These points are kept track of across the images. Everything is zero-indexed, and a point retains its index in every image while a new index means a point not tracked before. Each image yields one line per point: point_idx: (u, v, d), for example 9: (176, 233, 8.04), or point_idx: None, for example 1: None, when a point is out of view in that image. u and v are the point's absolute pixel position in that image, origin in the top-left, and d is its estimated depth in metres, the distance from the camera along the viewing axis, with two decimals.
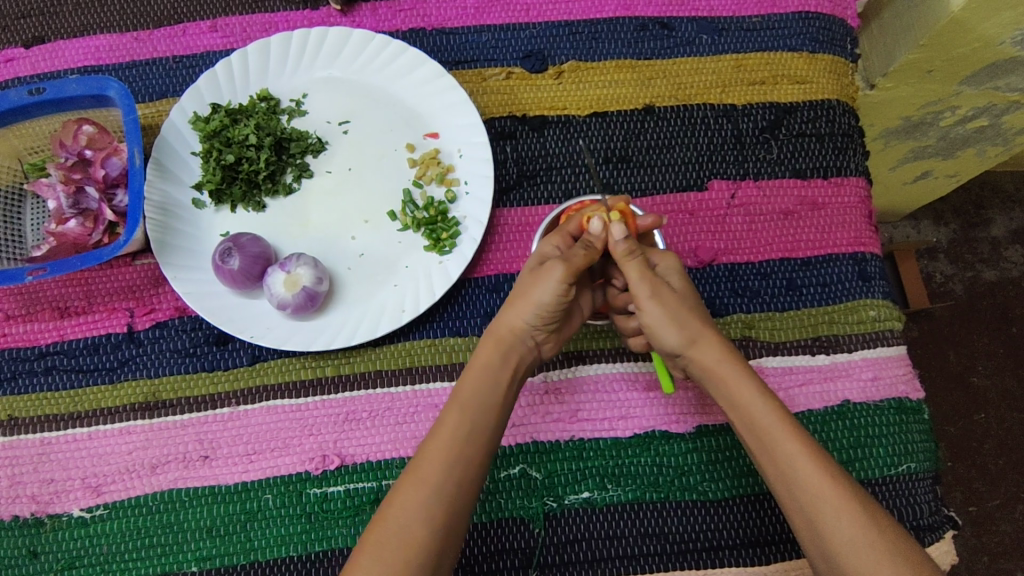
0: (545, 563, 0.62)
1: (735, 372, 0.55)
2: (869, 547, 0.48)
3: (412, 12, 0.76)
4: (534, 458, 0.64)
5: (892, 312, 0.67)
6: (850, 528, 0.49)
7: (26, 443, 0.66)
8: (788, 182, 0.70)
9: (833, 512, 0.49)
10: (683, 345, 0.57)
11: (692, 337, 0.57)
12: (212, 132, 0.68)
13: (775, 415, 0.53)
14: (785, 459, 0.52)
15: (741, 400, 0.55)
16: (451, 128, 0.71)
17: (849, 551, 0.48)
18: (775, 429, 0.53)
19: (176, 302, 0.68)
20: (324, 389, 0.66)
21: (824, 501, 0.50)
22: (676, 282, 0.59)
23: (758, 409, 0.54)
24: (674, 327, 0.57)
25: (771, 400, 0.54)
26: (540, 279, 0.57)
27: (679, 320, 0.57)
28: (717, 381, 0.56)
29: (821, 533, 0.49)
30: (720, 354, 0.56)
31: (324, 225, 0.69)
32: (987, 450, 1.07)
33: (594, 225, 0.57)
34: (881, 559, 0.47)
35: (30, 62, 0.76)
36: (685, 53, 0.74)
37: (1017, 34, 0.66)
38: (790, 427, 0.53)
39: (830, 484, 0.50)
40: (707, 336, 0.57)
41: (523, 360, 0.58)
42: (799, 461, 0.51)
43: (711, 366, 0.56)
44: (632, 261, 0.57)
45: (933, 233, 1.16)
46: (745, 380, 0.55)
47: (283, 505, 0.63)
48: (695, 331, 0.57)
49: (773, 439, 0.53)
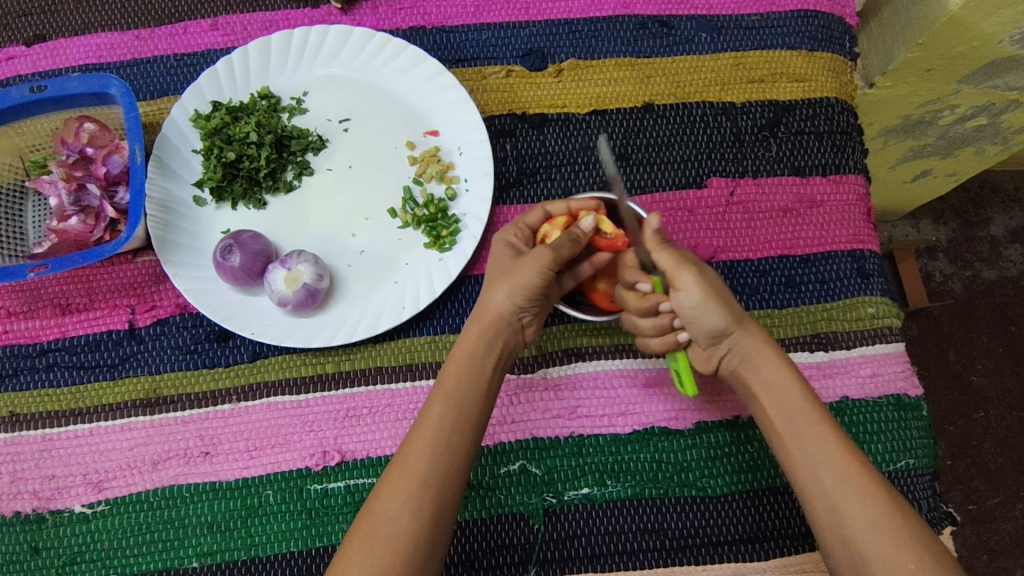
0: (544, 559, 0.62)
1: (772, 357, 0.56)
2: (890, 533, 0.48)
3: (412, 11, 0.76)
4: (534, 454, 0.64)
5: (891, 309, 0.67)
6: (874, 514, 0.49)
7: (26, 440, 0.66)
8: (787, 179, 0.71)
9: (858, 497, 0.49)
10: (725, 326, 0.56)
11: (738, 317, 0.57)
12: (213, 129, 0.69)
13: (809, 400, 0.54)
14: (817, 441, 0.52)
15: (777, 382, 0.55)
16: (451, 125, 0.71)
17: (871, 537, 0.48)
18: (809, 411, 0.54)
19: (177, 299, 0.69)
20: (324, 386, 0.66)
21: (853, 484, 0.50)
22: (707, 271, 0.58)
23: (793, 392, 0.55)
24: (721, 306, 0.56)
25: (804, 385, 0.55)
26: (525, 261, 0.56)
27: (723, 300, 0.56)
28: (753, 365, 0.56)
29: (845, 519, 0.49)
30: (761, 339, 0.57)
31: (325, 222, 0.69)
32: (986, 448, 1.07)
33: (584, 223, 0.56)
34: (903, 546, 0.47)
35: (31, 60, 0.76)
36: (684, 51, 0.74)
37: (1016, 33, 0.66)
38: (822, 413, 0.54)
39: (857, 469, 0.51)
40: (749, 321, 0.57)
41: (506, 344, 0.58)
42: (829, 444, 0.52)
43: (751, 349, 0.56)
44: (665, 247, 0.56)
45: (933, 232, 1.17)
46: (781, 365, 0.56)
47: (283, 501, 0.63)
48: (738, 313, 0.57)
49: (806, 421, 0.53)
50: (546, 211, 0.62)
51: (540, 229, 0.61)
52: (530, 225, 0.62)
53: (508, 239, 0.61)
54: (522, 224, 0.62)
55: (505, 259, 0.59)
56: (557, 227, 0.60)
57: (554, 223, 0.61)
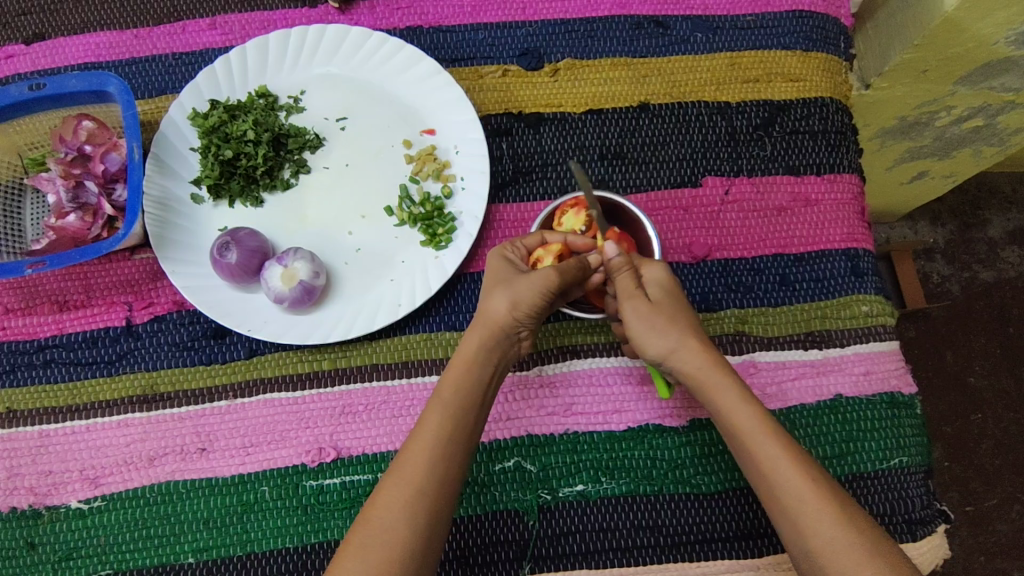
0: (539, 555, 0.62)
1: (717, 379, 0.55)
2: (847, 547, 0.48)
3: (410, 10, 0.77)
4: (528, 450, 0.64)
5: (885, 308, 0.68)
6: (831, 531, 0.49)
7: (24, 435, 0.67)
8: (781, 178, 0.71)
9: (811, 511, 0.50)
10: (661, 354, 0.57)
11: (672, 345, 0.57)
12: (211, 127, 0.69)
13: (756, 419, 0.54)
14: (766, 460, 0.52)
15: (723, 406, 0.55)
16: (448, 125, 0.71)
17: (826, 552, 0.49)
18: (756, 432, 0.53)
19: (174, 296, 0.69)
20: (321, 382, 0.66)
21: (801, 502, 0.50)
22: (656, 293, 0.58)
23: (740, 412, 0.54)
24: (653, 333, 0.57)
25: (749, 399, 0.55)
26: (528, 277, 0.56)
27: (657, 328, 0.57)
28: (701, 388, 0.56)
29: (801, 534, 0.50)
30: (702, 360, 0.56)
31: (321, 220, 0.70)
32: (983, 450, 1.07)
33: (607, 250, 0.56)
34: (862, 561, 0.48)
35: (31, 59, 0.76)
36: (679, 51, 0.74)
37: (1011, 34, 0.67)
38: (771, 430, 0.53)
39: (808, 486, 0.50)
40: (686, 341, 0.57)
41: (506, 352, 0.59)
42: (778, 463, 0.52)
43: (692, 372, 0.56)
44: (622, 276, 0.57)
45: (930, 234, 1.17)
46: (726, 385, 0.55)
47: (279, 497, 0.64)
48: (673, 340, 0.57)
49: (753, 441, 0.53)
50: (543, 237, 0.61)
51: (535, 252, 0.60)
52: (528, 246, 0.61)
53: (503, 253, 0.61)
54: (518, 244, 0.61)
55: (506, 275, 0.59)
56: (549, 255, 0.59)
57: (548, 250, 0.59)
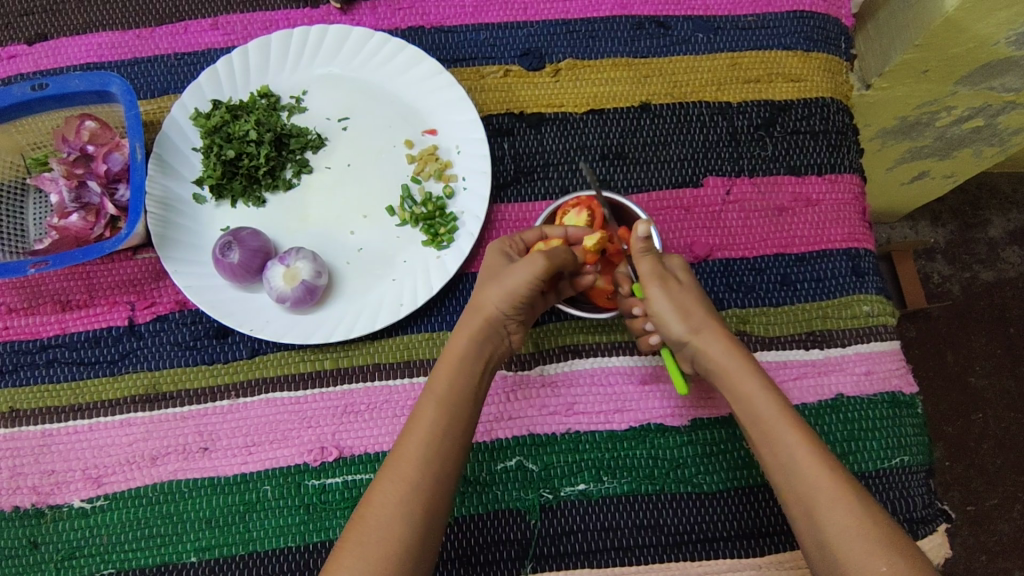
0: (540, 555, 0.62)
1: (738, 366, 0.56)
2: (860, 538, 0.48)
3: (412, 11, 0.77)
4: (530, 450, 0.64)
5: (885, 307, 0.68)
6: (843, 519, 0.49)
7: (26, 435, 0.67)
8: (782, 178, 0.71)
9: (826, 502, 0.50)
10: (686, 334, 0.57)
11: (697, 326, 0.57)
12: (213, 128, 0.69)
13: (776, 408, 0.54)
14: (784, 448, 0.52)
15: (743, 394, 0.55)
16: (449, 125, 0.72)
17: (840, 543, 0.49)
18: (776, 421, 0.53)
19: (176, 296, 0.69)
20: (323, 382, 0.66)
21: (818, 492, 0.50)
22: (683, 276, 0.60)
23: (761, 401, 0.54)
24: (677, 315, 0.57)
25: (769, 389, 0.55)
26: (519, 265, 0.57)
27: (684, 310, 0.57)
28: (722, 374, 0.56)
29: (816, 524, 0.50)
30: (722, 346, 0.57)
31: (323, 219, 0.70)
32: (984, 450, 1.07)
33: (640, 230, 0.56)
34: (874, 551, 0.48)
35: (33, 59, 0.77)
36: (680, 52, 0.74)
37: (1011, 34, 0.67)
38: (792, 419, 0.54)
39: (823, 476, 0.51)
40: (710, 326, 0.58)
41: (496, 347, 0.59)
42: (796, 453, 0.52)
43: (714, 357, 0.57)
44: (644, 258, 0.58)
45: (931, 234, 1.17)
46: (747, 374, 0.56)
47: (281, 496, 0.64)
48: (698, 321, 0.58)
49: (773, 429, 0.53)
50: (542, 232, 0.61)
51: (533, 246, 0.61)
52: (526, 240, 0.61)
53: (503, 248, 0.61)
54: (518, 239, 0.61)
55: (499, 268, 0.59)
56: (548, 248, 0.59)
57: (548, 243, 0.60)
